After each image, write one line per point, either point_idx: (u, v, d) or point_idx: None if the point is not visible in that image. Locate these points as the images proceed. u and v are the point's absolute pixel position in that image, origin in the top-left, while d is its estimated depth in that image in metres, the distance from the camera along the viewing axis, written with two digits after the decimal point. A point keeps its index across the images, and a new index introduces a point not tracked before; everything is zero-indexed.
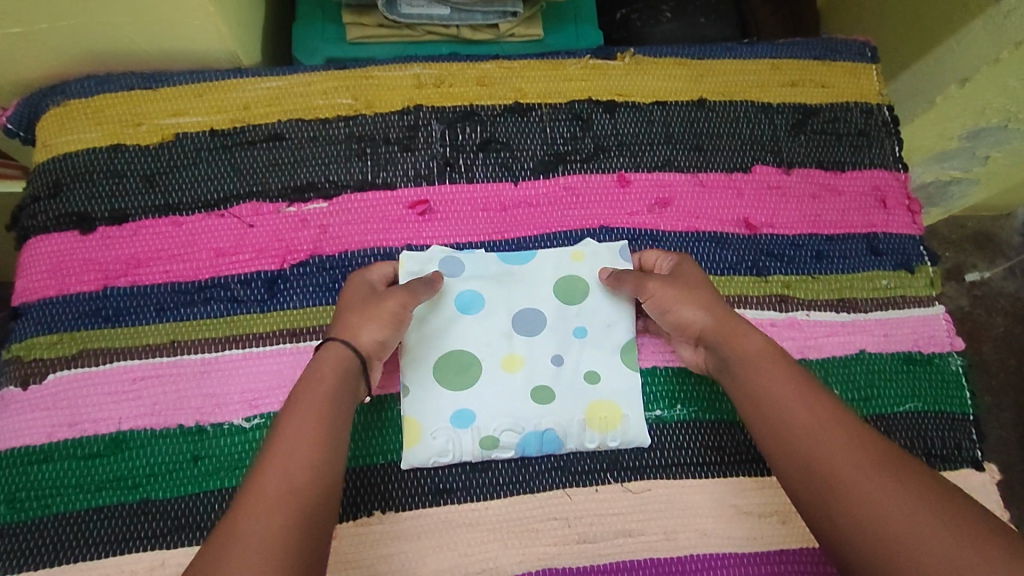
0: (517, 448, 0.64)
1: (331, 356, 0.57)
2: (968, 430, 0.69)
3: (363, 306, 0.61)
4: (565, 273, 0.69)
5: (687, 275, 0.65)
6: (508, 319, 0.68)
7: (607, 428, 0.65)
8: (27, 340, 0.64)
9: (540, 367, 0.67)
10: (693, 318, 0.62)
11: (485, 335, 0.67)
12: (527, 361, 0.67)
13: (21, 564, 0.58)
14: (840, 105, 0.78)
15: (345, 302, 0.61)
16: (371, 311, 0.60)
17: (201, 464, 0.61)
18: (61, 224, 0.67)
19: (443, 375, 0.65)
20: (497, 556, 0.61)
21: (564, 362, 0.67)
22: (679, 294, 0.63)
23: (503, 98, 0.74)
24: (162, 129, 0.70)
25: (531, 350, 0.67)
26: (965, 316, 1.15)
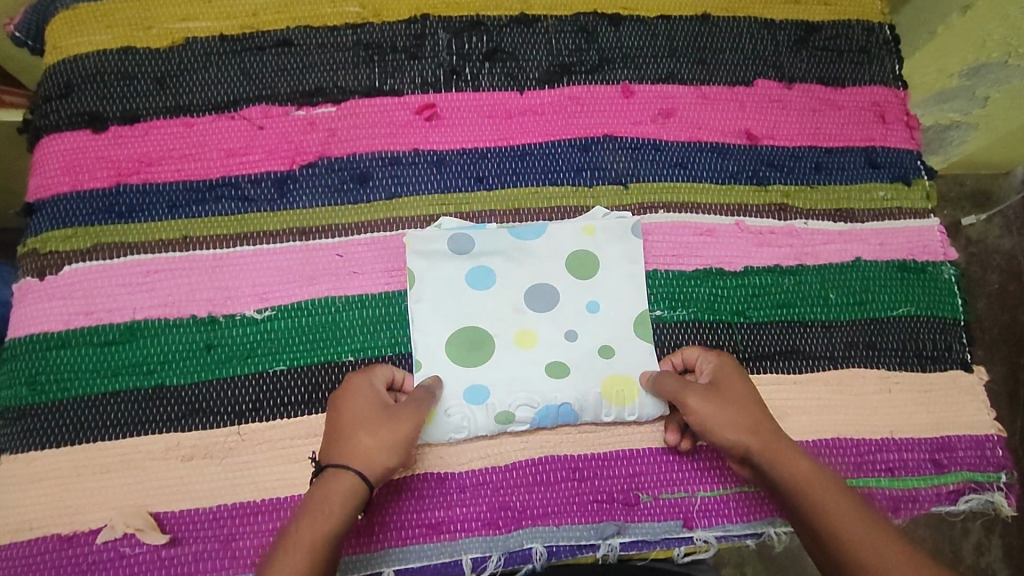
0: (532, 421, 0.63)
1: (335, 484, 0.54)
2: (959, 334, 0.71)
3: (371, 433, 0.56)
4: (575, 249, 0.68)
5: (736, 391, 0.61)
6: (521, 296, 0.67)
7: (624, 401, 0.64)
8: (43, 234, 0.65)
9: (554, 345, 0.65)
10: (723, 424, 0.59)
11: (497, 311, 0.66)
12: (541, 339, 0.65)
13: (42, 443, 0.60)
14: (843, 23, 0.79)
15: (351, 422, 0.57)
16: (377, 445, 0.56)
17: (214, 353, 0.63)
18: (73, 123, 0.68)
19: (456, 354, 0.64)
20: (501, 443, 0.64)
21: (578, 337, 0.66)
22: (728, 414, 0.59)
23: (508, 9, 0.74)
24: (172, 34, 0.70)
25: (544, 325, 0.66)
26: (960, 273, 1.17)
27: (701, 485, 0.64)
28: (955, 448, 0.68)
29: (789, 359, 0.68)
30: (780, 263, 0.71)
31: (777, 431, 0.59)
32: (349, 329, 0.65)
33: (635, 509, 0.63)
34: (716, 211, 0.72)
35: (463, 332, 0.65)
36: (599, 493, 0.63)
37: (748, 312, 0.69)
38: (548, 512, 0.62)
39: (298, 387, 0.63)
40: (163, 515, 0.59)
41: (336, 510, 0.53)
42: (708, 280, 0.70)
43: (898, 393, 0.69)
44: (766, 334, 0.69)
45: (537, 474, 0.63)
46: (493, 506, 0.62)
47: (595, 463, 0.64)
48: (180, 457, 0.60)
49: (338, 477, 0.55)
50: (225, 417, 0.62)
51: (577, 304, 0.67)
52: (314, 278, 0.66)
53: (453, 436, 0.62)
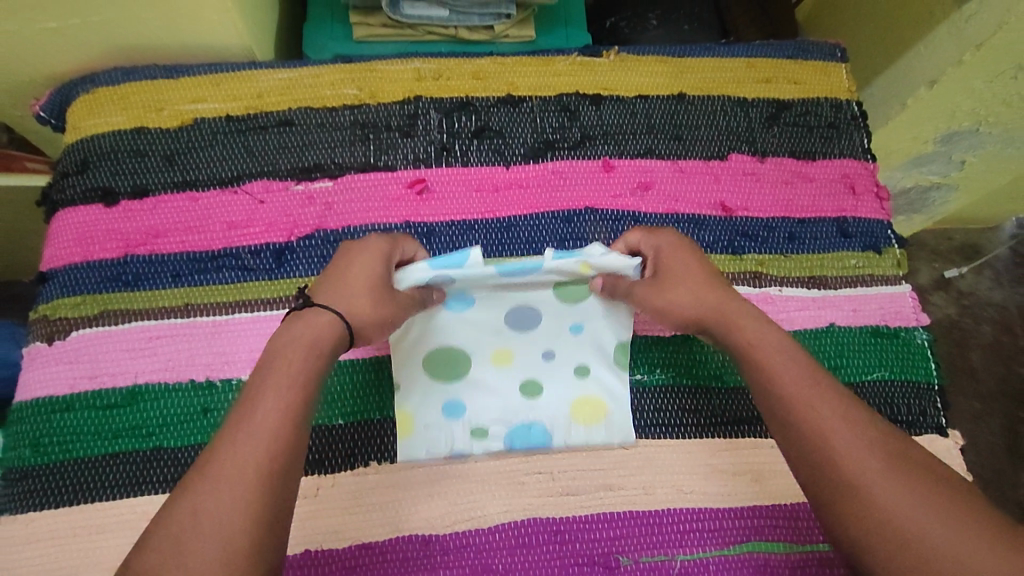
0: (505, 439, 0.68)
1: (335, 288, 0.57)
2: (933, 399, 0.73)
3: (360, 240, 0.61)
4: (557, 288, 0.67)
5: (676, 261, 0.64)
6: (502, 321, 0.68)
7: (593, 421, 0.69)
8: (54, 301, 0.69)
9: (531, 360, 0.70)
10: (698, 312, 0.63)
11: (476, 337, 0.68)
12: (519, 360, 0.69)
13: (41, 504, 0.62)
14: (811, 100, 0.84)
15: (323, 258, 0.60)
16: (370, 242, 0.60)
17: (209, 416, 0.66)
18: (88, 197, 0.73)
19: (443, 377, 0.69)
20: (484, 506, 0.65)
21: (553, 357, 0.70)
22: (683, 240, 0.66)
23: (496, 90, 0.80)
24: (182, 115, 0.76)
25: (524, 343, 0.69)
26: (954, 326, 1.19)
27: (681, 548, 0.65)
28: None
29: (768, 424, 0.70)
30: None
31: (725, 316, 0.61)
32: (339, 393, 0.67)
33: (615, 573, 0.64)
34: None
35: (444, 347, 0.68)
36: (580, 557, 0.64)
37: (726, 377, 0.71)
38: None
39: None
40: None
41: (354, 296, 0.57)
42: (687, 345, 0.72)
43: None
44: (743, 398, 0.71)
45: (520, 537, 0.65)
46: (475, 569, 0.63)
47: (576, 527, 0.65)
48: None
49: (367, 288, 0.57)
50: None
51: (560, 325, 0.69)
52: None
53: (430, 452, 0.66)
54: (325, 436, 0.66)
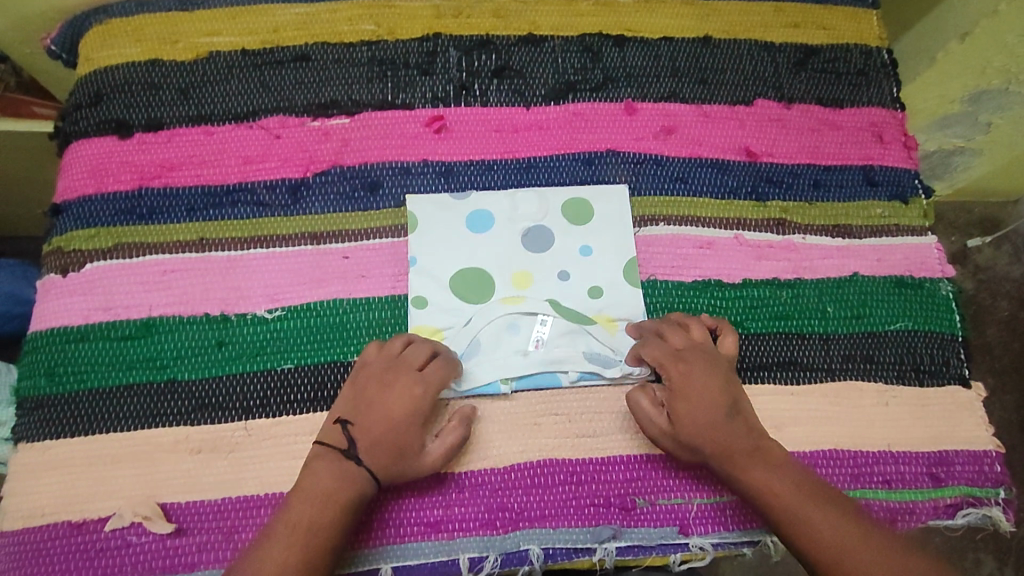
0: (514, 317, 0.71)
1: (370, 439, 0.58)
2: (957, 350, 0.72)
3: (401, 387, 0.60)
4: (570, 197, 0.73)
5: (694, 377, 0.61)
6: (519, 238, 0.71)
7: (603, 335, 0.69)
8: (67, 233, 0.68)
9: (550, 281, 0.69)
10: (705, 437, 0.59)
11: (498, 252, 0.70)
12: (529, 303, 0.67)
13: (58, 432, 0.62)
14: (842, 46, 0.82)
15: (370, 378, 0.61)
16: (406, 393, 0.60)
17: (224, 350, 0.65)
18: (101, 129, 0.71)
19: (462, 291, 0.68)
20: (501, 445, 0.65)
21: (570, 278, 0.70)
22: (709, 359, 0.63)
23: (517, 29, 0.78)
24: (197, 47, 0.74)
25: (543, 276, 0.69)
26: (970, 300, 1.18)
27: (698, 492, 0.64)
28: (952, 463, 0.68)
29: (788, 370, 0.69)
30: (778, 276, 0.72)
31: (732, 457, 0.59)
32: (356, 330, 0.67)
33: (631, 514, 0.64)
34: (715, 224, 0.74)
35: (464, 295, 0.68)
36: (596, 497, 0.64)
37: (746, 323, 0.70)
38: (546, 514, 0.63)
39: (306, 385, 0.65)
40: (168, 505, 0.61)
41: (390, 448, 0.58)
42: (707, 291, 0.71)
43: (896, 406, 0.69)
44: (763, 345, 0.70)
45: (535, 476, 0.64)
46: (491, 506, 0.63)
47: (592, 468, 0.65)
48: (189, 450, 0.62)
49: (403, 445, 0.59)
50: (233, 413, 0.63)
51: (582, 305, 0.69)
52: (323, 280, 0.68)
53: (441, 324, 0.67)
54: (341, 372, 0.65)
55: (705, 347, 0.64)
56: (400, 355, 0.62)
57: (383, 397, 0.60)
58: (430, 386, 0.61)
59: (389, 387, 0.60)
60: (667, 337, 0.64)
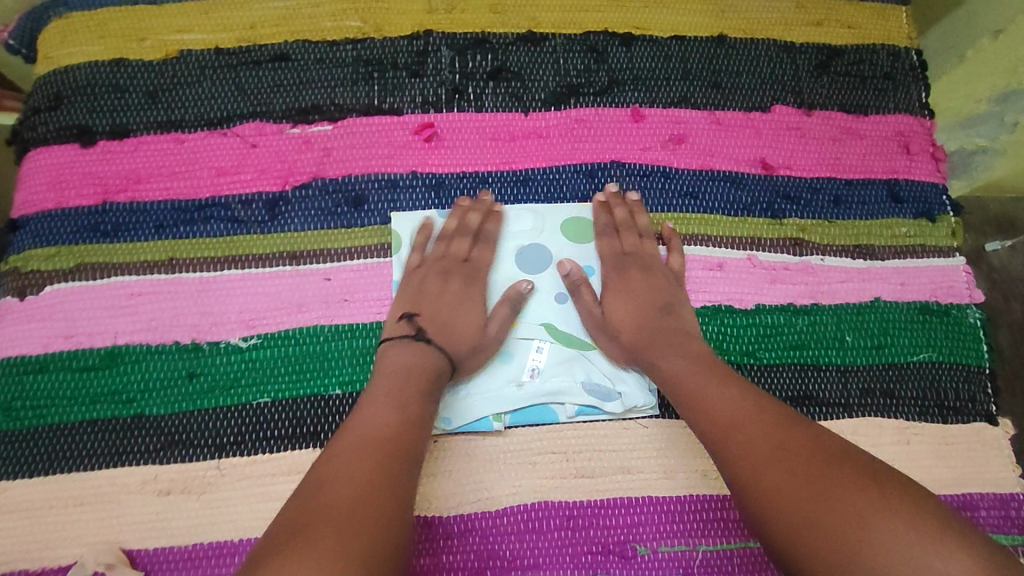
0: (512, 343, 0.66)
1: (440, 330, 0.60)
2: (982, 383, 0.67)
3: (458, 287, 0.63)
4: (571, 213, 0.67)
5: (633, 280, 0.64)
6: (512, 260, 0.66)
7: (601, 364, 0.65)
8: (25, 253, 0.63)
9: (546, 306, 0.65)
10: (622, 325, 0.62)
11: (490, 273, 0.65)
12: (524, 328, 0.64)
13: (16, 472, 0.58)
14: (867, 48, 0.75)
15: (429, 273, 0.63)
16: (467, 289, 0.63)
17: (196, 382, 0.60)
18: (61, 137, 0.66)
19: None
20: (492, 487, 0.60)
21: (568, 302, 0.65)
22: (655, 264, 0.65)
23: (515, 26, 0.71)
24: (166, 46, 0.68)
25: (538, 300, 0.65)
26: None
27: (703, 539, 0.60)
28: (976, 508, 0.63)
29: (802, 405, 0.64)
30: (793, 302, 0.67)
31: (651, 347, 0.60)
32: (337, 360, 0.62)
33: (631, 562, 0.60)
34: (727, 244, 0.68)
35: None
36: (594, 544, 0.60)
37: (758, 353, 0.65)
38: (540, 562, 0.59)
39: (284, 420, 0.60)
40: (135, 552, 0.57)
41: (459, 347, 0.60)
42: (717, 317, 0.66)
43: (917, 445, 0.65)
44: (776, 377, 0.65)
45: (530, 521, 0.60)
46: (481, 554, 0.59)
47: (591, 512, 0.60)
48: (157, 491, 0.58)
49: (472, 339, 0.61)
50: (204, 450, 0.59)
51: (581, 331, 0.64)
52: (303, 304, 0.63)
53: None
54: (321, 406, 0.61)
55: (650, 254, 0.65)
56: (446, 253, 0.64)
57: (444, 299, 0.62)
58: (481, 273, 0.64)
59: (445, 280, 0.63)
60: (619, 232, 0.66)
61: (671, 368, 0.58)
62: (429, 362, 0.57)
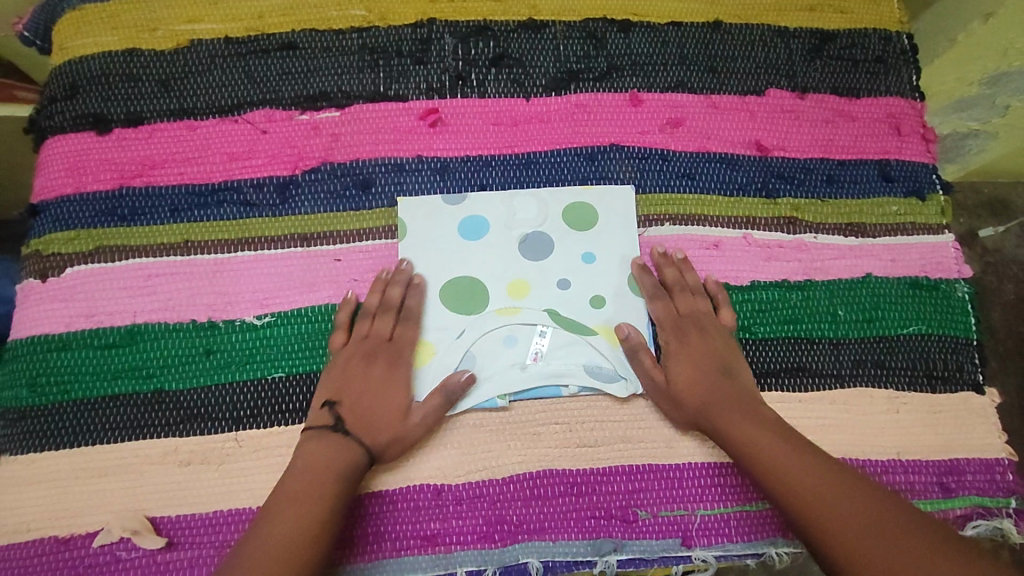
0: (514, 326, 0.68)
1: (358, 422, 0.59)
2: (971, 354, 0.70)
3: (378, 374, 0.61)
4: (574, 199, 0.69)
5: (693, 345, 0.64)
6: (516, 245, 0.67)
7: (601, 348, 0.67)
8: (46, 236, 0.65)
9: (549, 290, 0.66)
10: (687, 391, 0.62)
11: (495, 261, 0.67)
12: (527, 314, 0.65)
13: (42, 445, 0.60)
14: (859, 32, 0.77)
15: (352, 358, 0.62)
16: (388, 374, 0.62)
17: (213, 359, 0.63)
18: (78, 124, 0.68)
19: (457, 303, 0.65)
20: (499, 456, 0.63)
21: (570, 287, 0.67)
22: (709, 325, 0.65)
23: (516, 14, 0.73)
24: (178, 36, 0.70)
25: (541, 285, 0.66)
26: None
27: (701, 503, 0.63)
28: (964, 472, 0.66)
29: (795, 377, 0.67)
30: (787, 278, 0.70)
31: (718, 408, 0.60)
32: None
33: (633, 526, 0.62)
34: (723, 223, 0.71)
35: (458, 307, 0.65)
36: (597, 510, 0.62)
37: (753, 327, 0.68)
38: (545, 527, 0.62)
39: (298, 394, 0.62)
40: (158, 520, 0.59)
41: (380, 440, 0.59)
42: None
43: (906, 413, 0.67)
44: (770, 350, 0.67)
45: (536, 488, 0.62)
46: (489, 519, 0.61)
47: (594, 479, 0.63)
48: (177, 462, 0.60)
49: (394, 433, 0.60)
50: (222, 423, 0.61)
51: (583, 315, 0.66)
52: (314, 284, 0.65)
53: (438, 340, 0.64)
54: None
55: (704, 316, 0.66)
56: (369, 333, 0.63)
57: (368, 383, 0.61)
58: (403, 355, 0.63)
59: (368, 363, 0.62)
60: (671, 295, 0.66)
61: (734, 422, 0.59)
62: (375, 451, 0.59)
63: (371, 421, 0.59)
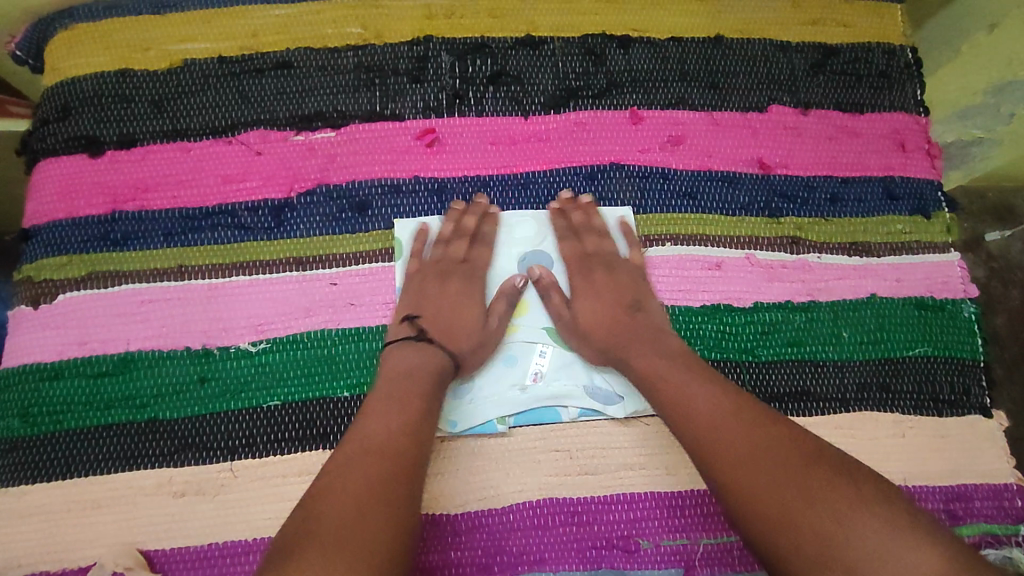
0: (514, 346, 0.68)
1: (463, 338, 0.62)
2: (977, 377, 0.69)
3: (455, 287, 0.65)
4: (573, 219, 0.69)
5: (603, 280, 0.66)
6: (514, 266, 0.68)
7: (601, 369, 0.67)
8: (37, 262, 0.64)
9: (547, 310, 0.66)
10: (597, 324, 0.63)
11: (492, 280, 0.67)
12: (525, 333, 0.66)
13: (35, 476, 0.59)
14: (863, 46, 0.76)
15: (424, 277, 0.65)
16: (466, 292, 0.65)
17: (207, 386, 0.62)
18: (69, 147, 0.67)
19: None
20: (498, 484, 0.62)
21: None
22: (618, 259, 0.67)
23: (514, 30, 0.72)
24: (170, 55, 0.69)
25: (540, 304, 0.67)
26: None
27: (704, 532, 0.62)
28: (971, 499, 0.65)
29: (800, 401, 0.66)
30: (791, 299, 0.68)
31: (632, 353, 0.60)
32: (345, 363, 0.63)
33: (634, 556, 0.61)
34: (725, 243, 0.69)
35: None
36: (598, 539, 0.61)
37: (757, 350, 0.67)
38: (545, 558, 0.61)
39: (294, 422, 0.62)
40: (152, 553, 0.58)
41: (465, 344, 0.62)
42: (716, 317, 0.67)
43: (913, 438, 0.66)
44: (774, 374, 0.66)
45: (536, 517, 0.61)
46: (488, 550, 0.60)
47: (595, 508, 0.62)
48: (172, 494, 0.59)
49: (479, 337, 0.63)
50: (217, 452, 0.60)
51: None
52: (310, 309, 0.64)
53: None
54: (330, 408, 0.62)
55: (605, 248, 0.67)
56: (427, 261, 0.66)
57: (432, 298, 0.64)
58: (480, 272, 0.66)
59: (431, 282, 0.65)
60: (580, 236, 0.68)
61: (710, 402, 0.54)
62: (414, 412, 0.55)
63: (460, 322, 0.63)
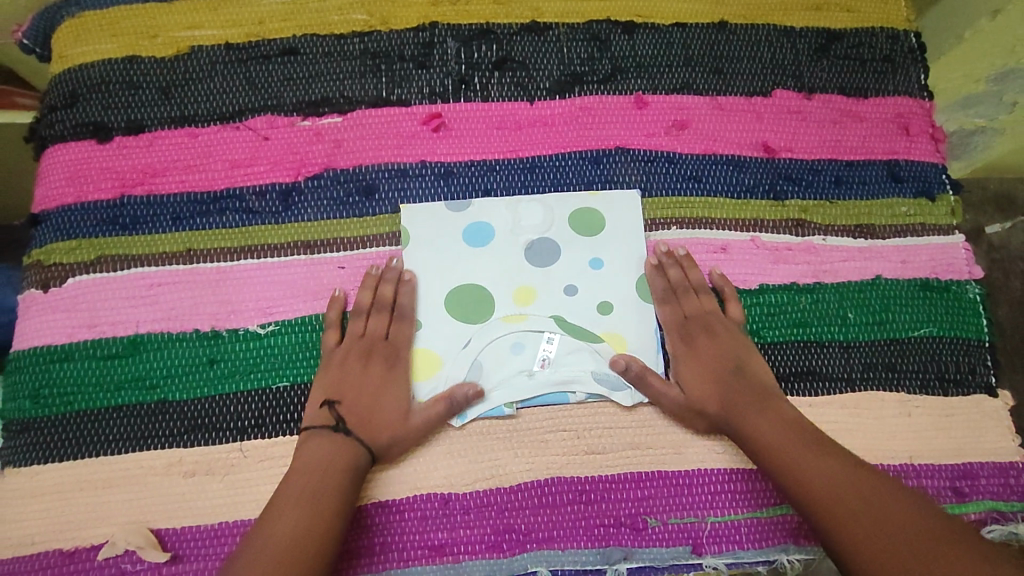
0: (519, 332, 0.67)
1: (373, 432, 0.59)
2: (983, 356, 0.69)
3: (379, 373, 0.62)
4: (580, 205, 0.68)
5: (700, 344, 0.64)
6: (521, 252, 0.67)
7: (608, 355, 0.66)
8: (47, 246, 0.64)
9: (555, 297, 0.66)
10: (703, 397, 0.62)
11: (499, 267, 0.66)
12: (533, 321, 0.65)
13: (45, 457, 0.60)
14: (866, 30, 0.76)
15: (349, 355, 0.62)
16: (389, 377, 0.62)
17: (216, 368, 0.62)
18: (78, 133, 0.67)
19: (459, 311, 0.65)
20: (507, 464, 0.62)
21: (577, 293, 0.66)
22: (717, 319, 0.65)
23: (520, 16, 0.73)
24: (177, 42, 0.70)
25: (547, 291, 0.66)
26: None
27: (712, 510, 0.62)
28: (978, 476, 0.65)
29: (806, 381, 0.66)
30: (796, 281, 0.69)
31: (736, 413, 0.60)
32: None
33: (643, 534, 0.61)
34: (730, 226, 0.70)
35: (463, 315, 0.65)
36: (606, 517, 0.62)
37: (762, 332, 0.67)
38: (554, 535, 0.61)
39: (303, 403, 0.62)
40: (163, 532, 0.59)
41: (381, 439, 0.59)
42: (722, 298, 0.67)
43: (918, 417, 0.66)
44: (780, 355, 0.66)
45: (544, 496, 0.62)
46: (497, 528, 0.61)
47: (603, 486, 0.62)
48: (182, 473, 0.60)
49: (397, 433, 0.60)
50: (227, 433, 0.61)
51: (589, 320, 0.65)
52: (318, 292, 0.65)
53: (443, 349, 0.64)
54: None
55: (704, 310, 0.65)
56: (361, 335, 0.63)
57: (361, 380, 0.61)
58: (405, 353, 0.63)
59: (358, 361, 0.62)
60: (681, 297, 0.66)
61: (783, 431, 0.58)
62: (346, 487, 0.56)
63: (379, 417, 0.60)
